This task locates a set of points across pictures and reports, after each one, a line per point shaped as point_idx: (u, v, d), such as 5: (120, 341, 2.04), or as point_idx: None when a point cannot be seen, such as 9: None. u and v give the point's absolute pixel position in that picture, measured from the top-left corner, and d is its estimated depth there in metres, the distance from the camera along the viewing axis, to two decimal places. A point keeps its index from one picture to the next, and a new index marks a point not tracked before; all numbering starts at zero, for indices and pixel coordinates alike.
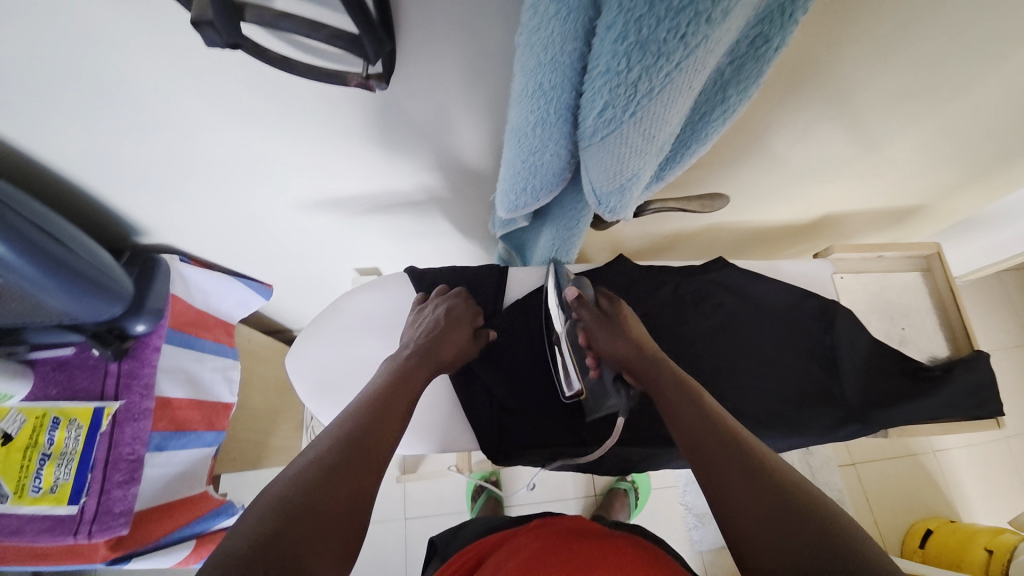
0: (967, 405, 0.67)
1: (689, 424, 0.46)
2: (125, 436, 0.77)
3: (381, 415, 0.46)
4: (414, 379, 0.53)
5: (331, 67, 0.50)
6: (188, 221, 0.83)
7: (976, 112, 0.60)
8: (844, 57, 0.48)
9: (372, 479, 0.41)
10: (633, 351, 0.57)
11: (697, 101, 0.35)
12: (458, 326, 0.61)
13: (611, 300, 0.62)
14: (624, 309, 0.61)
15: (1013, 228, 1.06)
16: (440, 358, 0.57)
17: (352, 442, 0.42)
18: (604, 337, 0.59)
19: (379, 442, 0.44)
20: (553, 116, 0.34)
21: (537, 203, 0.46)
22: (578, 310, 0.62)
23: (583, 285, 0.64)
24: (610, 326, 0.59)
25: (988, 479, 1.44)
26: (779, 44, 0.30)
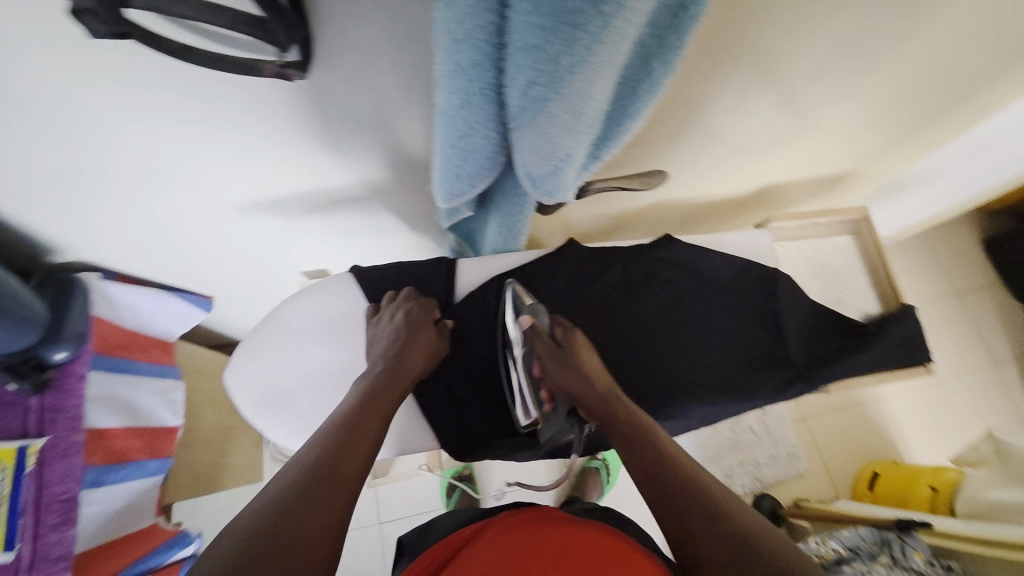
0: (898, 355, 0.71)
1: (654, 465, 0.45)
2: (55, 474, 0.70)
3: (350, 433, 0.45)
4: (381, 395, 0.50)
5: (244, 55, 0.46)
6: (107, 234, 0.76)
7: (891, 78, 0.64)
8: (768, 25, 0.49)
9: (344, 500, 0.40)
10: (590, 386, 0.54)
11: (623, 75, 0.34)
12: (421, 332, 0.59)
13: (567, 330, 0.60)
14: (578, 339, 0.59)
15: (929, 188, 1.14)
16: (408, 368, 0.55)
17: (315, 476, 0.40)
18: (556, 370, 0.56)
19: (354, 455, 0.43)
20: (477, 98, 0.33)
21: (474, 191, 0.44)
22: (530, 339, 0.59)
23: (538, 312, 0.61)
24: (563, 360, 0.56)
25: (923, 422, 1.56)
26: (695, 14, 0.29)
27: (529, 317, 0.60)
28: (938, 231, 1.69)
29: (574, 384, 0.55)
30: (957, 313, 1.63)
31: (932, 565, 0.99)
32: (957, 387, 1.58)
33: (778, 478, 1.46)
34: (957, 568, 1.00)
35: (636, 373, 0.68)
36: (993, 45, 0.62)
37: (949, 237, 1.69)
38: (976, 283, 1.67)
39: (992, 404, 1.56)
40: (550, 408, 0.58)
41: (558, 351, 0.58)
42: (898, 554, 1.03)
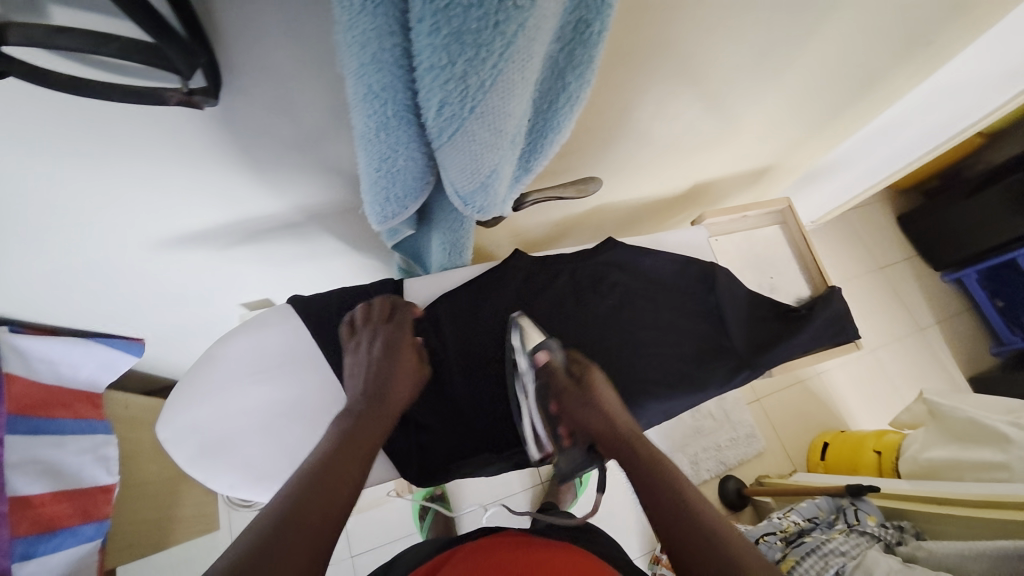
0: (829, 335, 0.75)
1: (671, 521, 0.41)
2: None
3: (317, 478, 0.39)
4: (359, 434, 0.44)
5: (146, 85, 0.43)
6: (10, 283, 0.69)
7: (793, 78, 0.69)
8: (676, 31, 0.51)
9: (311, 553, 0.35)
10: (605, 432, 0.51)
11: (539, 90, 0.35)
12: (406, 350, 0.54)
13: (583, 367, 0.57)
14: (594, 377, 0.56)
15: (841, 175, 1.24)
16: (394, 397, 0.50)
17: (278, 523, 0.36)
18: (573, 408, 0.54)
19: (322, 503, 0.37)
20: (395, 119, 0.32)
21: (407, 212, 0.43)
22: (546, 375, 0.58)
23: (553, 347, 0.60)
24: (579, 399, 0.54)
25: (863, 390, 1.67)
26: (600, 27, 0.30)
27: (545, 351, 0.60)
28: (855, 214, 1.85)
29: (593, 423, 0.53)
30: (880, 287, 1.78)
31: (885, 526, 1.04)
32: (888, 355, 1.71)
33: (740, 459, 1.53)
34: (910, 527, 1.04)
35: None
36: (877, 44, 0.69)
37: (865, 218, 1.85)
38: (894, 257, 1.83)
39: (919, 367, 1.70)
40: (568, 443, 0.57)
41: (575, 389, 0.55)
42: (853, 519, 1.08)
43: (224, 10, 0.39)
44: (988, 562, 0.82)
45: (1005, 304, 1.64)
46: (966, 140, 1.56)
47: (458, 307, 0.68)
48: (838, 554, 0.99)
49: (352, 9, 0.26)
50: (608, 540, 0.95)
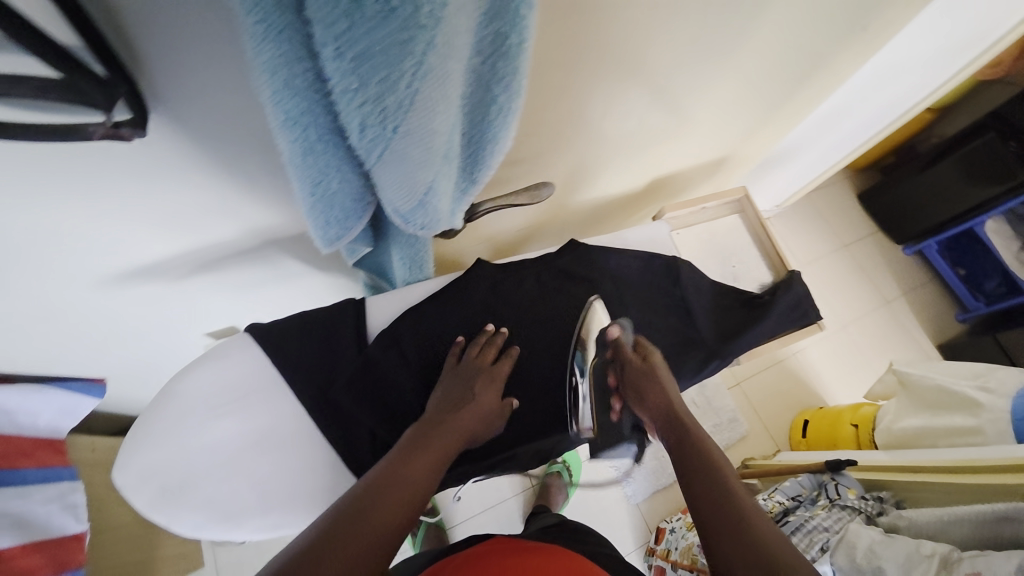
0: (791, 318, 0.77)
1: (691, 484, 0.50)
2: None
3: (404, 464, 0.50)
4: (437, 436, 0.54)
5: (65, 120, 0.41)
6: None
7: (734, 68, 0.71)
8: (607, 31, 0.53)
9: (406, 511, 0.46)
10: (654, 406, 0.61)
11: (467, 102, 0.34)
12: (485, 395, 0.62)
13: (649, 349, 0.67)
14: (656, 359, 0.65)
15: (796, 159, 1.28)
16: (460, 428, 0.57)
17: (381, 485, 0.47)
18: (636, 379, 0.65)
19: (405, 485, 0.48)
20: (321, 142, 0.31)
21: (353, 232, 0.42)
22: (614, 349, 0.69)
23: (625, 327, 0.70)
24: (640, 372, 0.64)
25: (839, 365, 1.71)
26: (518, 39, 0.29)
27: (619, 328, 0.70)
28: (817, 195, 1.91)
29: (650, 395, 0.62)
30: (847, 264, 1.84)
31: (865, 498, 1.06)
32: (859, 329, 1.76)
33: (726, 444, 1.55)
34: (889, 498, 1.06)
35: (563, 383, 0.71)
36: (814, 30, 0.71)
37: (826, 198, 1.91)
38: (858, 233, 1.88)
39: (889, 339, 1.75)
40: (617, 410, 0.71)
41: (639, 367, 0.65)
42: (834, 494, 1.10)
43: (140, 39, 0.37)
44: (969, 526, 0.86)
45: (966, 271, 1.71)
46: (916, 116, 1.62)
47: (422, 322, 0.65)
48: (821, 530, 1.01)
49: (252, 38, 0.25)
50: (598, 541, 0.95)
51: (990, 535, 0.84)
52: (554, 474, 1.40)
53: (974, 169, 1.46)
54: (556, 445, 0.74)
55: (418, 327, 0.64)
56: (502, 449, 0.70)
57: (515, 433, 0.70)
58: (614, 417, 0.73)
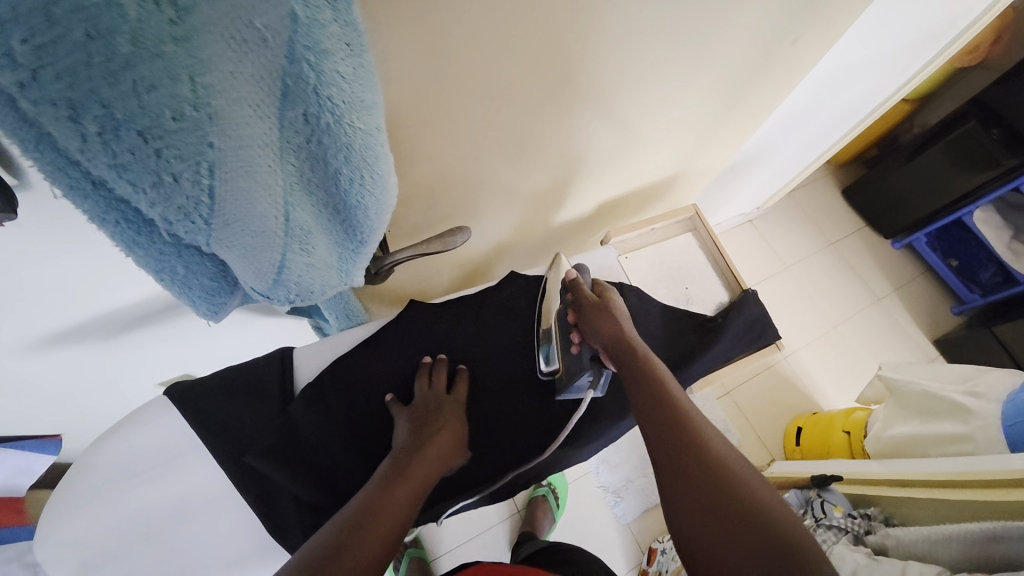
0: (745, 341, 0.74)
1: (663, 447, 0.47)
2: None
3: (379, 497, 0.48)
4: (415, 465, 0.53)
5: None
6: None
7: (666, 86, 0.68)
8: (513, 73, 0.51)
9: (384, 537, 0.44)
10: (609, 339, 0.56)
11: (309, 177, 0.31)
12: (453, 421, 0.60)
13: (606, 289, 0.62)
14: (612, 296, 0.60)
15: (765, 161, 1.24)
16: (436, 456, 0.55)
17: (358, 518, 0.45)
18: (594, 317, 0.58)
19: (385, 519, 0.46)
20: (143, 235, 0.29)
21: (234, 306, 0.40)
22: (572, 290, 0.63)
23: (582, 270, 0.67)
24: (596, 309, 0.59)
25: (834, 367, 1.65)
26: (333, 116, 0.27)
27: (575, 270, 0.66)
28: (801, 192, 1.87)
29: (610, 333, 0.56)
30: (837, 261, 1.79)
31: (852, 516, 1.02)
32: (852, 329, 1.70)
33: None
34: (877, 514, 1.02)
35: (508, 423, 0.68)
36: (748, 44, 0.68)
37: (811, 196, 1.88)
38: (845, 230, 1.84)
39: (885, 337, 1.69)
40: (577, 347, 0.61)
41: (597, 303, 0.60)
42: (820, 513, 1.06)
43: None
44: (956, 547, 0.81)
45: (959, 263, 1.64)
46: (894, 107, 1.58)
47: (350, 374, 0.62)
48: None
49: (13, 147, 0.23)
50: (583, 553, 0.91)
51: (979, 555, 0.79)
52: (540, 498, 1.36)
53: (960, 155, 1.40)
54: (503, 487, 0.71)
55: (345, 378, 0.62)
56: (439, 500, 0.66)
57: (456, 482, 0.66)
58: (573, 350, 0.63)
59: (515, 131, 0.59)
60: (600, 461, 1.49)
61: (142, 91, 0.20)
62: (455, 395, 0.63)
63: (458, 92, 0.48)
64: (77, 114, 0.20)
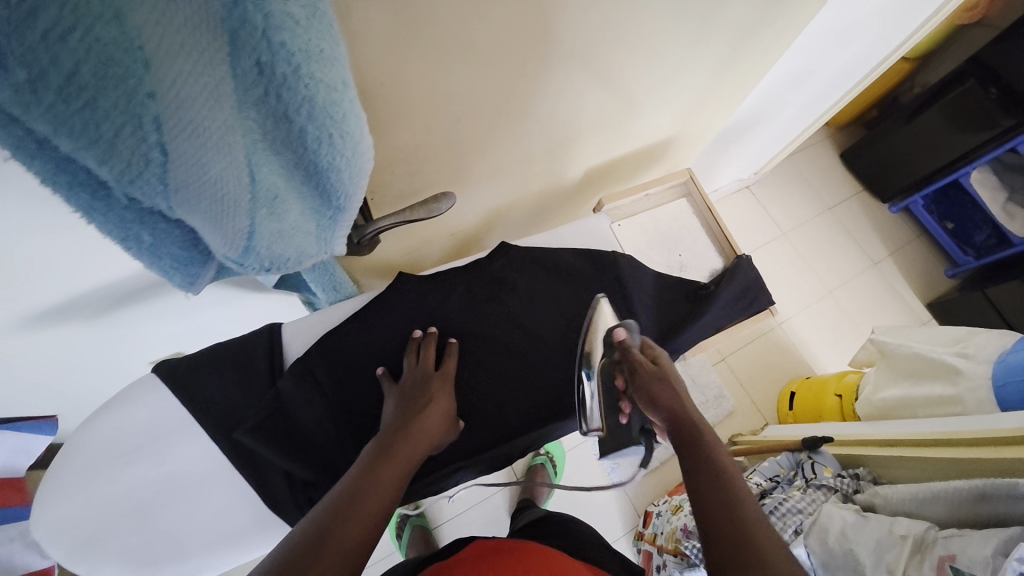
0: (737, 308, 0.73)
1: (704, 487, 0.45)
2: None
3: (364, 480, 0.46)
4: (401, 444, 0.52)
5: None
6: None
7: (658, 45, 0.65)
8: (494, 29, 0.48)
9: (369, 525, 0.42)
10: (659, 409, 0.54)
11: (273, 137, 0.29)
12: (441, 398, 0.60)
13: (658, 352, 0.58)
14: (667, 362, 0.57)
15: (762, 123, 1.21)
16: (422, 433, 0.55)
17: (345, 501, 0.43)
18: (647, 387, 0.55)
19: (370, 501, 0.44)
20: (98, 200, 0.27)
21: (207, 278, 0.39)
22: (621, 353, 0.60)
23: (631, 329, 0.63)
24: (650, 376, 0.55)
25: (829, 332, 1.66)
26: (289, 66, 0.25)
27: (626, 331, 0.62)
28: (799, 156, 1.84)
29: (663, 405, 0.53)
30: (834, 226, 1.78)
31: (841, 477, 1.04)
32: (847, 294, 1.70)
33: (711, 423, 1.53)
34: (866, 474, 1.03)
35: (500, 394, 0.68)
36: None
37: (809, 159, 1.84)
38: (843, 195, 1.81)
39: (879, 302, 1.70)
40: (626, 418, 0.61)
41: (651, 371, 0.56)
42: (811, 474, 1.08)
43: None
44: (943, 504, 0.84)
45: (954, 226, 1.63)
46: (893, 67, 1.54)
47: (339, 348, 0.61)
48: (796, 512, 0.99)
49: None
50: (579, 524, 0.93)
51: (969, 514, 0.81)
52: (538, 466, 1.39)
53: (956, 115, 1.37)
54: (502, 459, 0.72)
55: (337, 353, 0.61)
56: (432, 471, 0.66)
57: (447, 453, 0.66)
58: (622, 420, 0.62)
59: (497, 92, 0.57)
60: None
61: (61, 33, 0.18)
62: (444, 368, 0.63)
63: (433, 49, 0.45)
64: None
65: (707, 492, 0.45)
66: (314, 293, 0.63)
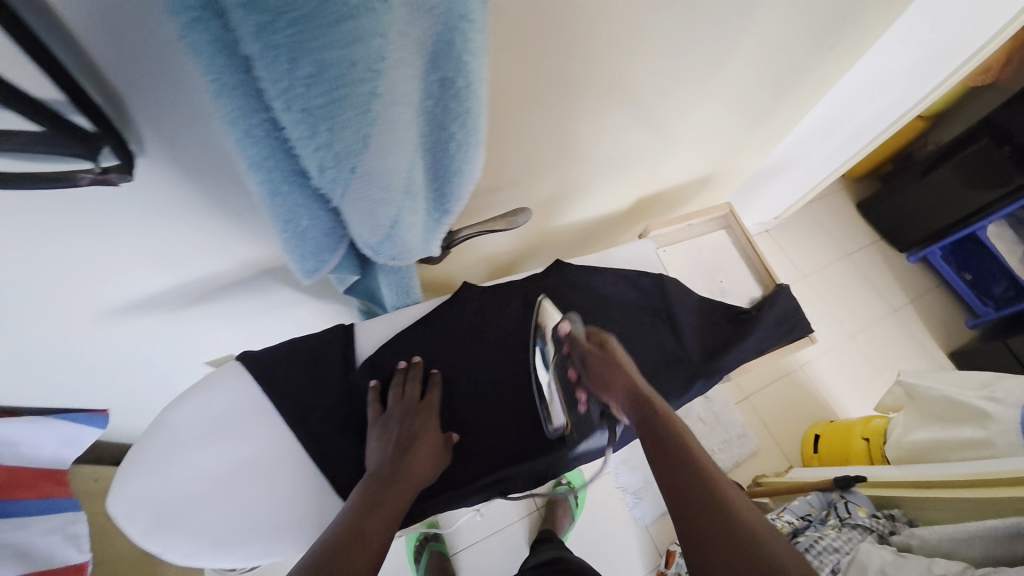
0: (779, 333, 0.77)
1: (675, 479, 0.45)
2: None
3: (351, 529, 0.47)
4: (389, 493, 0.52)
5: (45, 170, 0.41)
6: None
7: (707, 90, 0.72)
8: (575, 66, 0.55)
9: (368, 563, 0.45)
10: (619, 390, 0.55)
11: (427, 140, 0.35)
12: (428, 433, 0.61)
13: (605, 337, 0.60)
14: (615, 346, 0.59)
15: (786, 172, 1.29)
16: (413, 475, 0.56)
17: (338, 543, 0.45)
18: (603, 372, 0.56)
19: (361, 549, 0.45)
20: (288, 182, 0.33)
21: (329, 264, 0.44)
22: (569, 345, 0.61)
23: (574, 319, 0.64)
24: (602, 361, 0.57)
25: (851, 376, 1.66)
26: (464, 81, 0.31)
27: (569, 322, 0.63)
28: (818, 204, 1.91)
29: (620, 388, 0.55)
30: (853, 273, 1.82)
31: (877, 517, 1.03)
32: (868, 339, 1.71)
33: (735, 462, 1.51)
34: (901, 516, 1.03)
35: None
36: (784, 53, 0.72)
37: (828, 208, 1.91)
38: (861, 243, 1.87)
39: (901, 349, 1.71)
40: (585, 406, 0.61)
41: (601, 356, 0.58)
42: (845, 513, 1.07)
43: (112, 84, 0.38)
44: (980, 545, 0.83)
45: (973, 277, 1.67)
46: (909, 124, 1.62)
47: (409, 348, 0.66)
48: (832, 550, 0.99)
49: (211, 94, 0.27)
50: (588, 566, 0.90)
51: (1002, 553, 0.80)
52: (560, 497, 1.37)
53: (971, 173, 1.43)
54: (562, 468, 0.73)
55: (407, 353, 0.66)
56: (491, 470, 0.66)
57: (504, 453, 0.67)
58: (581, 410, 0.62)
59: (567, 122, 0.64)
60: (619, 462, 1.50)
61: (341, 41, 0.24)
62: (427, 399, 0.63)
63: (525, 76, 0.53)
64: (295, 61, 0.23)
65: (678, 485, 0.45)
66: (383, 300, 0.67)
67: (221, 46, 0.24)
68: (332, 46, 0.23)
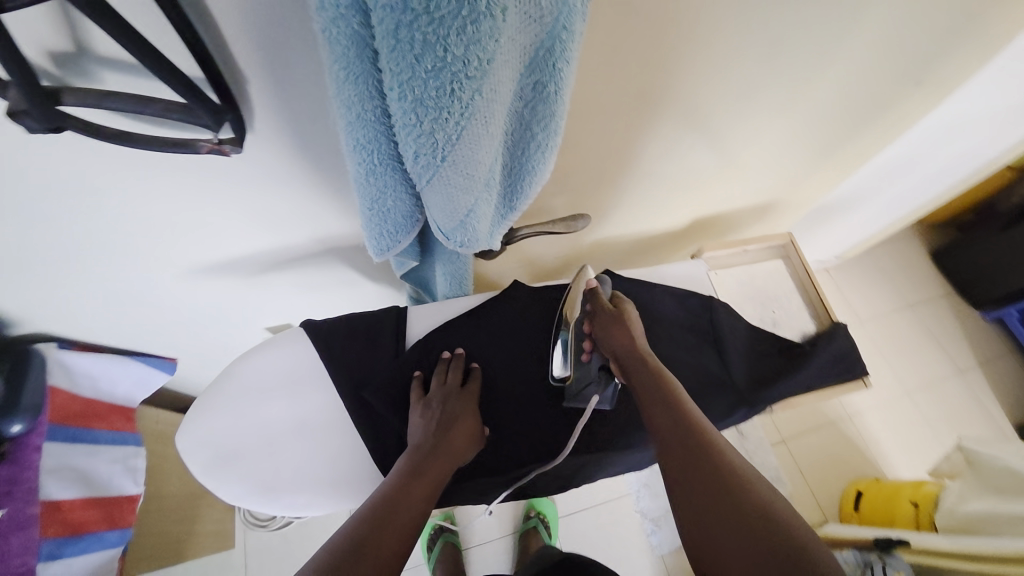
0: (831, 372, 0.75)
1: (692, 478, 0.46)
2: (13, 546, 0.69)
3: (395, 497, 0.49)
4: (431, 464, 0.55)
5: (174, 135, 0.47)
6: (72, 309, 0.76)
7: (780, 117, 0.72)
8: (651, 80, 0.57)
9: (406, 532, 0.47)
10: (621, 343, 0.61)
11: (510, 138, 0.38)
12: (467, 417, 0.63)
13: (623, 301, 0.67)
14: (628, 308, 0.65)
15: (852, 210, 1.24)
16: (450, 453, 0.58)
17: (380, 509, 0.47)
18: (610, 328, 0.63)
19: (401, 515, 0.48)
20: (383, 164, 0.37)
21: (401, 245, 0.47)
22: (590, 300, 0.68)
23: (603, 282, 0.71)
24: (611, 318, 0.63)
25: (903, 434, 1.56)
26: (555, 85, 0.34)
27: (594, 280, 0.70)
28: (885, 248, 1.81)
29: (622, 342, 0.61)
30: (918, 325, 1.70)
31: None
32: (928, 398, 1.60)
33: None
34: None
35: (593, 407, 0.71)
36: (866, 87, 0.70)
37: (896, 253, 1.80)
38: (929, 293, 1.75)
39: (963, 413, 1.58)
40: (588, 355, 0.65)
41: (613, 314, 0.64)
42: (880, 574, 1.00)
43: (239, 65, 0.42)
44: None
45: None
46: (997, 173, 1.51)
47: (457, 337, 0.69)
48: None
49: (337, 80, 0.31)
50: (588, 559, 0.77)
51: None
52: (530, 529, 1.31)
53: None
54: (589, 475, 0.74)
55: (454, 341, 0.69)
56: (524, 463, 0.68)
57: (537, 451, 0.69)
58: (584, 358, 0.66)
59: (635, 133, 0.65)
60: (642, 485, 1.47)
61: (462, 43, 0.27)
62: (467, 386, 0.66)
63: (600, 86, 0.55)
64: (419, 57, 0.27)
65: (696, 482, 0.45)
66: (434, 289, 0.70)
67: (357, 40, 0.28)
68: (454, 46, 0.27)
